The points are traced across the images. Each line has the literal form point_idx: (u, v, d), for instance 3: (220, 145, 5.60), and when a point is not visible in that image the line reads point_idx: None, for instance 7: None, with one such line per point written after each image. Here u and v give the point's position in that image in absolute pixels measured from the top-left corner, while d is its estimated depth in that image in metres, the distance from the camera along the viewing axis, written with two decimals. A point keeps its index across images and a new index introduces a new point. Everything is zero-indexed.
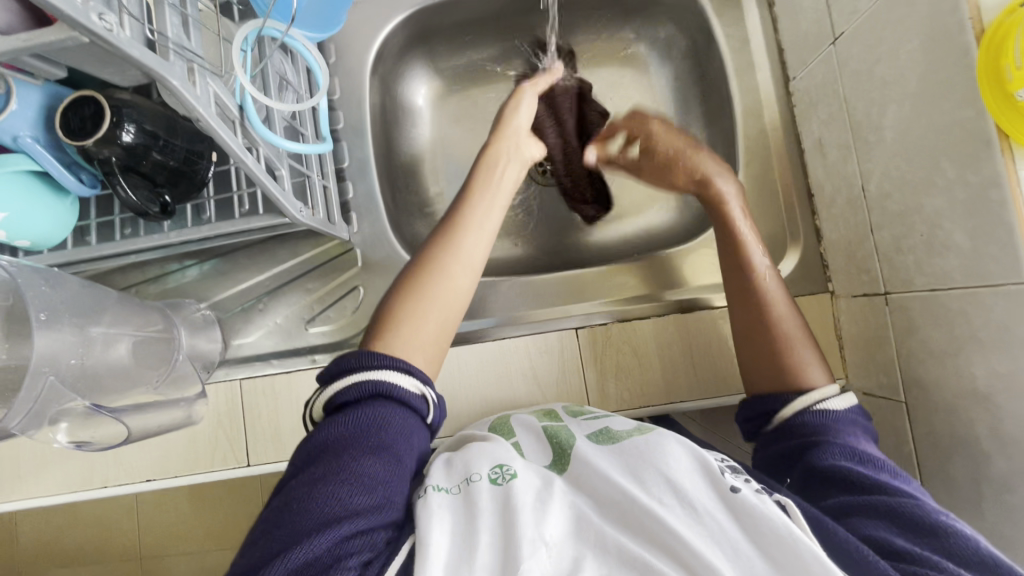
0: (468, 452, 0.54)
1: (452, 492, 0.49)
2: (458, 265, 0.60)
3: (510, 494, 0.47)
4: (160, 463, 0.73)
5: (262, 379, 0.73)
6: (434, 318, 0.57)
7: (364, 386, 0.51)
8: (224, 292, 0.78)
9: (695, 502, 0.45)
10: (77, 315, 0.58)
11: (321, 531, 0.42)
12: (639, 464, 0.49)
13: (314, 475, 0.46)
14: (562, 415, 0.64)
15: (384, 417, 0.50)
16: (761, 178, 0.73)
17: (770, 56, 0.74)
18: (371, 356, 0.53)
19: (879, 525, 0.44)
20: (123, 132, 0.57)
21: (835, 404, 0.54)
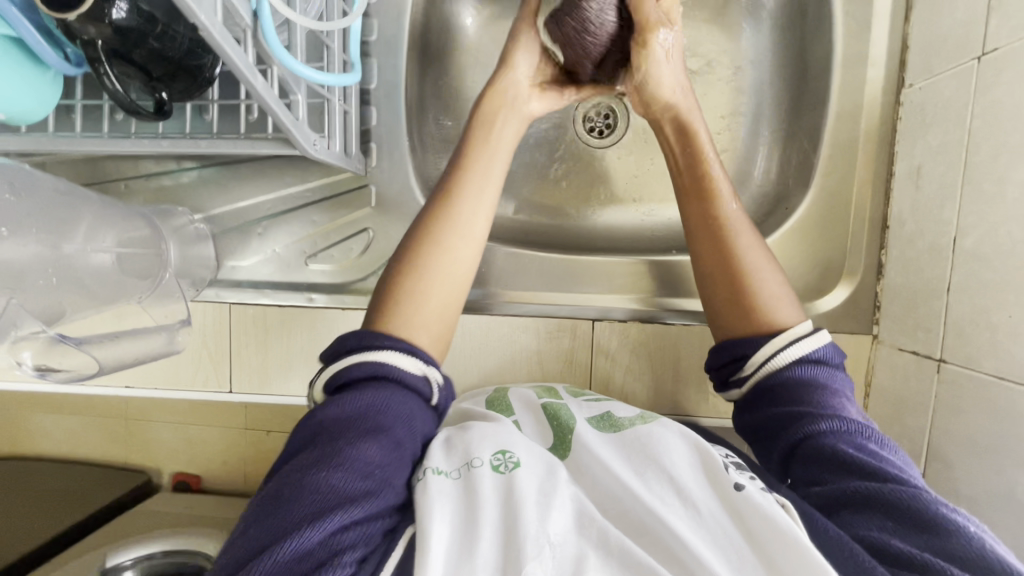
0: (468, 432, 0.49)
1: (452, 476, 0.45)
2: (457, 237, 0.54)
3: (512, 485, 0.43)
4: (141, 373, 0.70)
5: (254, 308, 0.69)
6: (439, 293, 0.52)
7: (364, 366, 0.47)
8: (220, 205, 0.71)
9: (697, 502, 0.43)
10: (46, 224, 0.54)
11: (313, 522, 0.37)
12: (640, 458, 0.47)
13: (309, 459, 0.41)
14: (562, 393, 0.61)
15: (382, 397, 0.45)
16: (837, 195, 0.65)
17: (890, 52, 0.62)
18: (371, 336, 0.48)
19: (872, 525, 0.41)
20: (113, 8, 0.47)
21: (806, 345, 0.51)
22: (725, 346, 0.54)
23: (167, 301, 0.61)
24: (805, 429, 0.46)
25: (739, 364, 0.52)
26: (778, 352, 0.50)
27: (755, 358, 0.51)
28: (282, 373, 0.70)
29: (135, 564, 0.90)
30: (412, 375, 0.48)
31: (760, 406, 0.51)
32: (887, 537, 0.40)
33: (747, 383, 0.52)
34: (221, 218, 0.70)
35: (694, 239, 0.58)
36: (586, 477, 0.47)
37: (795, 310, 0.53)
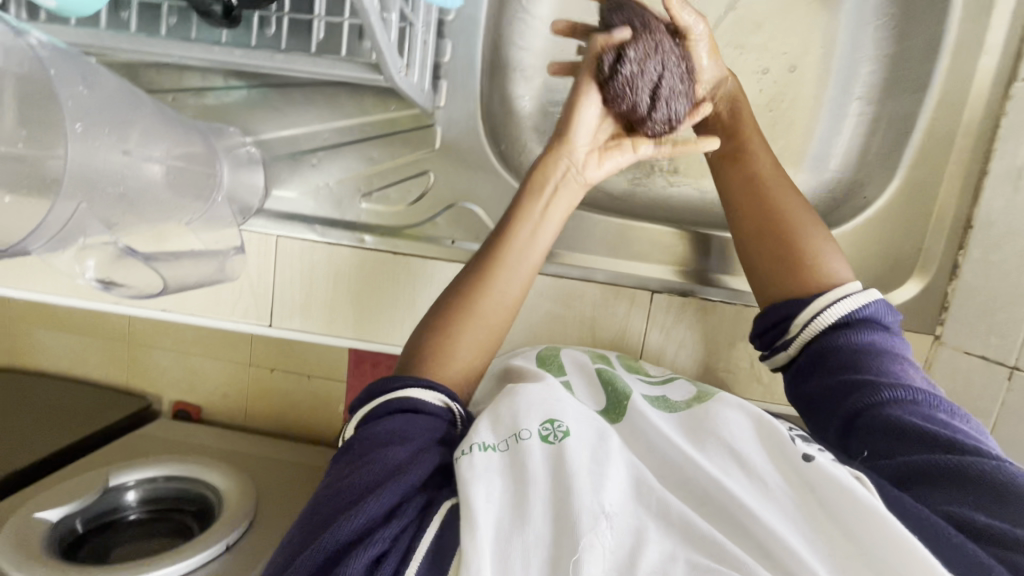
0: (515, 396, 0.47)
1: (499, 449, 0.43)
2: (492, 304, 0.50)
3: (564, 455, 0.41)
4: (178, 298, 0.68)
5: (302, 243, 0.66)
6: (470, 337, 0.49)
7: (381, 404, 0.44)
8: (272, 130, 0.67)
9: (764, 475, 0.41)
10: (113, 126, 0.51)
11: (348, 513, 0.38)
12: (699, 433, 0.46)
13: (341, 467, 0.42)
14: (615, 364, 0.60)
15: (406, 420, 0.43)
16: (924, 188, 0.62)
17: (1006, 40, 0.58)
18: (388, 379, 0.46)
19: (956, 501, 0.39)
20: None
21: (857, 302, 0.49)
22: (769, 308, 0.53)
23: (219, 227, 0.59)
24: (873, 397, 0.45)
25: (790, 325, 0.51)
26: (820, 313, 0.49)
27: (796, 322, 0.50)
28: (324, 313, 0.67)
29: (138, 485, 0.90)
30: (434, 405, 0.44)
31: (811, 374, 0.51)
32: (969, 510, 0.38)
33: (792, 348, 0.52)
34: (272, 145, 0.67)
35: (732, 209, 0.57)
36: (642, 442, 0.47)
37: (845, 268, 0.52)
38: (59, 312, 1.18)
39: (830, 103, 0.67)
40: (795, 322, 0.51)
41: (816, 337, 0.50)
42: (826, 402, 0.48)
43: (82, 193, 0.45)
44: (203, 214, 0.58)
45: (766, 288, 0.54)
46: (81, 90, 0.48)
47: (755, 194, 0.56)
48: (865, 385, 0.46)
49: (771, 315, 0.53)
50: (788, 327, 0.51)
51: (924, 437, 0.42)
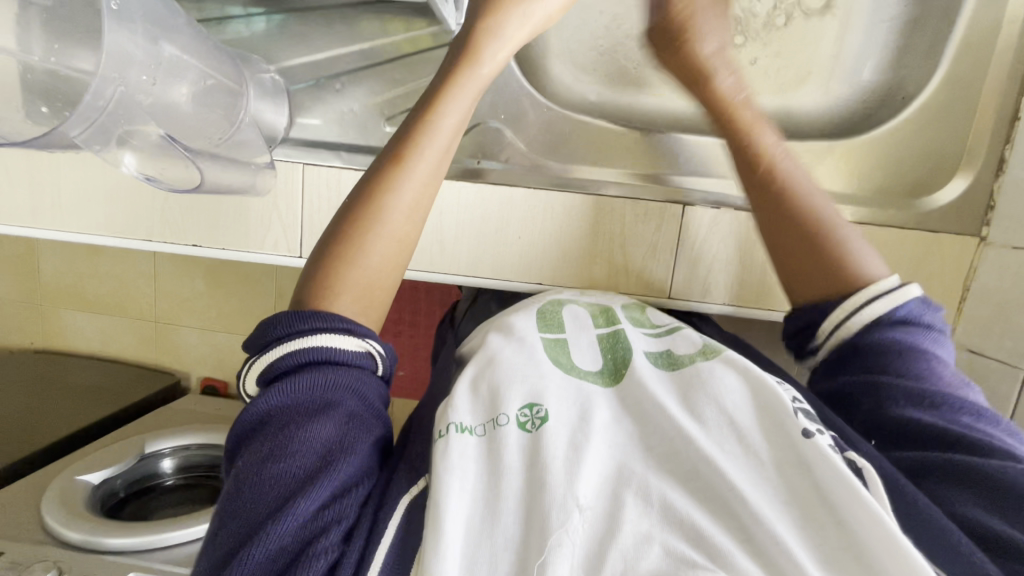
0: (496, 373, 0.45)
1: (477, 433, 0.41)
2: (380, 230, 0.47)
3: (540, 441, 0.39)
4: (208, 231, 0.68)
5: (328, 168, 0.65)
6: (379, 257, 0.46)
7: (303, 353, 0.40)
8: (293, 58, 0.66)
9: (756, 447, 0.38)
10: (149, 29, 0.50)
11: (277, 514, 0.34)
12: (695, 396, 0.43)
13: (261, 453, 0.37)
14: (622, 317, 0.55)
15: (326, 376, 0.40)
16: (965, 80, 0.60)
17: None
18: (295, 319, 0.42)
19: (968, 500, 0.37)
20: None
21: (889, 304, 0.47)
22: (805, 306, 0.51)
23: (244, 151, 0.59)
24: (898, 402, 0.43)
25: (818, 330, 0.50)
26: (850, 317, 0.47)
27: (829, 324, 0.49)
28: None
29: (174, 453, 1.00)
30: (356, 355, 0.42)
31: (852, 363, 0.48)
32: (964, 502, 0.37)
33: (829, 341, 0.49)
34: (294, 73, 0.67)
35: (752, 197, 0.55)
36: (633, 411, 0.43)
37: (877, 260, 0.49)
38: (86, 290, 1.22)
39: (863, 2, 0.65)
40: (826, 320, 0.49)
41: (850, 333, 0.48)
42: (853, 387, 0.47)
43: (115, 76, 0.46)
44: (230, 137, 0.59)
45: (801, 286, 0.52)
46: None
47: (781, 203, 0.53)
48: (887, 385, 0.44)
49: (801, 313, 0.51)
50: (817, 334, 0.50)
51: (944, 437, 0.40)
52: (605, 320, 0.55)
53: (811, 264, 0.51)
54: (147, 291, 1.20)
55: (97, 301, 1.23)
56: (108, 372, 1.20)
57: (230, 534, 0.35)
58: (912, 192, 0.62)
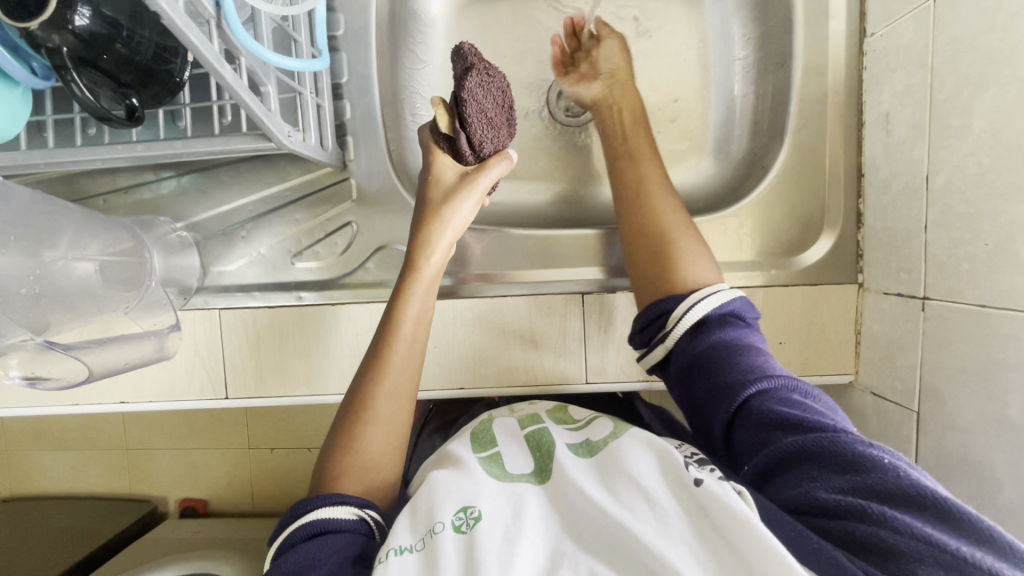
0: (428, 487, 0.43)
1: (416, 550, 0.38)
2: (381, 408, 0.50)
3: (475, 546, 0.37)
4: (135, 387, 0.69)
5: (243, 311, 0.68)
6: (376, 442, 0.49)
7: (299, 533, 0.44)
8: (203, 212, 0.71)
9: (662, 504, 0.38)
10: (28, 236, 0.52)
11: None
12: (608, 476, 0.42)
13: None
14: (545, 418, 0.53)
15: (309, 547, 0.42)
16: (811, 147, 0.65)
17: (850, 4, 0.63)
18: (301, 505, 0.46)
19: (800, 480, 0.39)
20: (76, 16, 0.48)
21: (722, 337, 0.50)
22: (649, 306, 0.56)
23: (155, 310, 0.60)
24: (740, 393, 0.45)
25: (666, 320, 0.54)
26: (687, 311, 0.52)
27: (667, 316, 0.54)
28: (276, 375, 0.69)
29: None
30: (348, 522, 0.44)
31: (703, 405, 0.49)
32: (816, 486, 0.38)
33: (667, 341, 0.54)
34: (203, 225, 0.71)
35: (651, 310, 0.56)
36: (563, 505, 0.41)
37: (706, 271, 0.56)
38: (54, 429, 1.20)
39: (715, 86, 0.72)
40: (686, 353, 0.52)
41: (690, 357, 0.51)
42: (703, 401, 0.49)
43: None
44: (139, 302, 0.60)
45: (642, 285, 0.58)
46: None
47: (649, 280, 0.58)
48: (733, 380, 0.47)
49: (648, 313, 0.56)
50: (663, 324, 0.54)
51: (779, 425, 0.42)
52: (529, 420, 0.53)
53: (653, 258, 0.58)
54: (113, 423, 1.18)
55: (62, 440, 1.20)
56: (82, 509, 1.16)
57: None
58: (787, 250, 0.66)
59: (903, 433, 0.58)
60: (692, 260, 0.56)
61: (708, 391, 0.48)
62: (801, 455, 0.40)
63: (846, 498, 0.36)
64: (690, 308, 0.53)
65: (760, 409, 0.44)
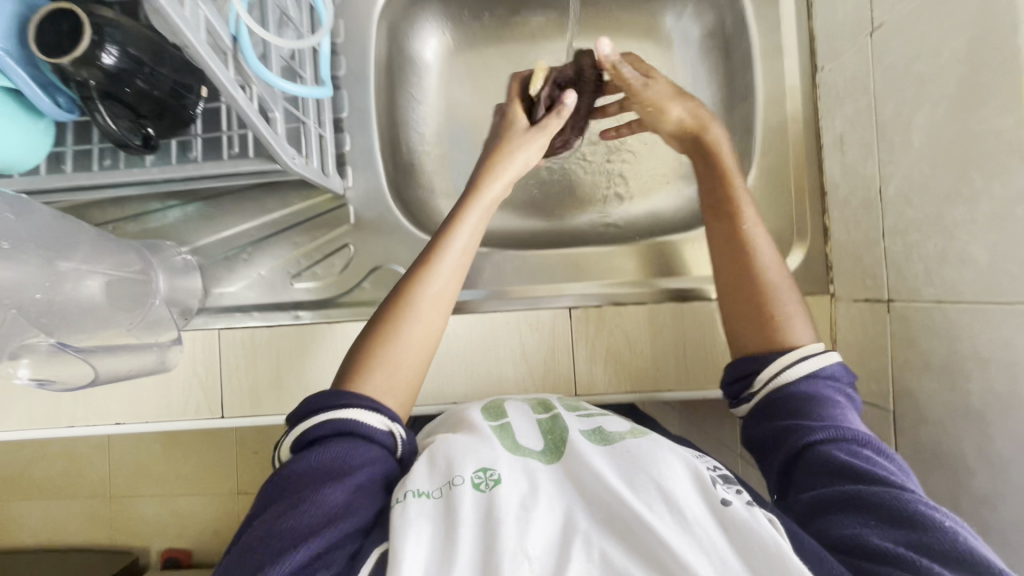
0: (450, 449, 0.48)
1: (433, 497, 0.44)
2: (425, 307, 0.56)
3: (493, 502, 0.42)
4: (131, 408, 0.70)
5: (242, 330, 0.71)
6: (412, 343, 0.54)
7: (330, 425, 0.47)
8: (207, 237, 0.74)
9: (685, 508, 0.40)
10: (44, 248, 0.55)
11: (276, 564, 0.39)
12: (631, 466, 0.44)
13: (274, 512, 0.42)
14: (557, 407, 0.60)
15: (346, 447, 0.46)
16: (776, 169, 0.71)
17: (801, 43, 0.70)
18: (335, 396, 0.49)
19: (854, 523, 0.42)
20: (104, 54, 0.53)
21: (814, 367, 0.52)
22: (743, 357, 0.56)
23: (159, 328, 0.62)
24: (812, 439, 0.47)
25: (756, 380, 0.54)
26: (786, 367, 0.52)
27: (765, 372, 0.53)
28: (272, 393, 0.71)
29: None
30: (379, 431, 0.48)
31: (768, 446, 0.51)
32: (870, 532, 0.41)
33: (759, 395, 0.53)
34: (207, 250, 0.74)
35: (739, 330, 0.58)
36: (569, 477, 0.46)
37: (807, 328, 0.56)
38: (34, 478, 1.18)
39: None
40: (767, 371, 0.53)
41: (782, 388, 0.52)
42: (769, 441, 0.51)
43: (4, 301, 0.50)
44: (143, 320, 0.62)
45: (744, 336, 0.57)
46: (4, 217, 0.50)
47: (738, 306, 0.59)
48: (802, 426, 0.49)
49: (741, 365, 0.55)
50: (753, 381, 0.54)
51: (844, 477, 0.44)
52: (543, 409, 0.59)
53: (752, 310, 0.58)
54: (100, 463, 1.17)
55: (45, 484, 1.18)
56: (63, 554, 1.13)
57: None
58: None
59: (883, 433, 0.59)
60: (793, 317, 0.56)
61: (776, 434, 0.50)
62: (860, 506, 0.42)
63: (896, 547, 0.39)
64: (790, 363, 0.53)
65: (824, 454, 0.46)
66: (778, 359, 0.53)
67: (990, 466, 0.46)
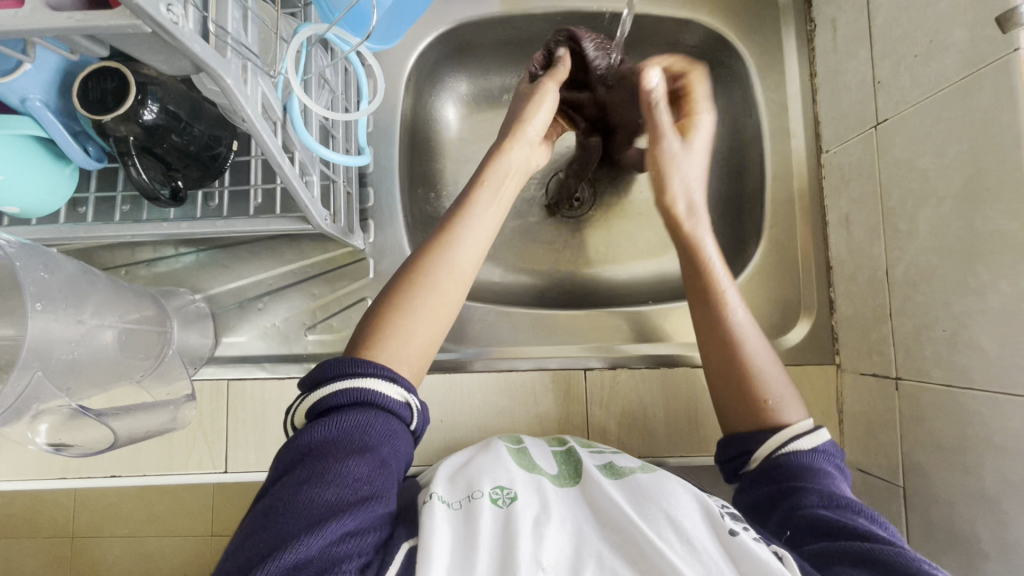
0: (469, 470, 0.54)
1: (453, 505, 0.49)
2: (448, 279, 0.55)
3: (511, 516, 0.47)
4: (129, 460, 0.68)
5: (253, 382, 0.70)
6: (428, 319, 0.54)
7: (350, 393, 0.48)
8: (221, 285, 0.74)
9: (693, 538, 0.46)
10: (69, 299, 0.52)
11: (309, 532, 0.40)
12: (644, 500, 0.50)
13: (299, 477, 0.44)
14: (571, 442, 0.66)
15: (366, 418, 0.47)
16: (784, 241, 0.74)
17: (806, 125, 0.75)
18: (350, 363, 0.49)
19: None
20: (145, 110, 0.54)
21: (805, 442, 0.53)
22: (733, 438, 0.58)
23: (171, 378, 0.61)
24: (808, 499, 0.49)
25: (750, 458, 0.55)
26: (777, 449, 0.54)
27: (760, 452, 0.54)
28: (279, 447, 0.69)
29: None
30: (397, 402, 0.49)
31: (764, 509, 0.52)
32: None
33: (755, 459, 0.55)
34: (220, 298, 0.73)
35: (726, 411, 0.60)
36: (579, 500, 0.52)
37: (798, 407, 0.57)
38: None
39: None
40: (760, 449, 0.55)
41: (767, 456, 0.54)
42: (766, 504, 0.52)
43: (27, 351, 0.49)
44: (154, 369, 0.61)
45: (733, 418, 0.59)
46: (43, 275, 0.49)
47: (730, 388, 0.60)
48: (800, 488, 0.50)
49: (730, 444, 0.58)
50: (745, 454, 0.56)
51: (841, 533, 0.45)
52: (559, 443, 0.66)
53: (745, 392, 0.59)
54: (65, 504, 1.11)
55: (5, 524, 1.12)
56: None
57: (264, 543, 0.40)
58: (770, 333, 0.72)
59: (891, 508, 0.61)
60: (784, 399, 0.57)
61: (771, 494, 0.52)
62: (862, 558, 0.43)
63: None
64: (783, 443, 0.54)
65: (821, 515, 0.47)
66: (773, 436, 0.54)
67: (1006, 552, 0.48)
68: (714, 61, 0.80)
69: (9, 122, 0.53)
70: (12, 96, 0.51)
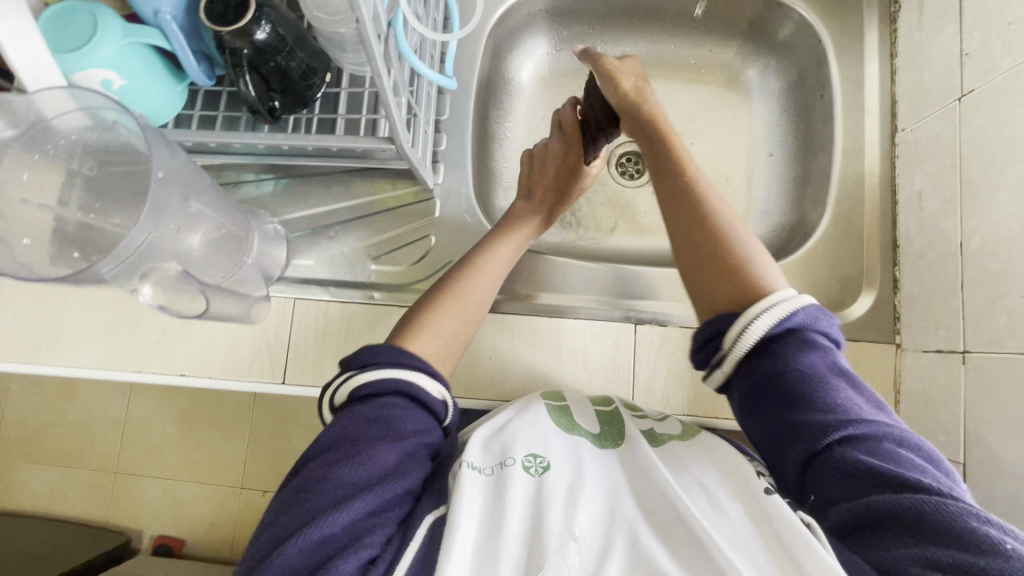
0: (505, 432, 0.56)
1: (485, 472, 0.52)
2: (473, 299, 0.63)
3: (542, 487, 0.50)
4: (198, 363, 0.73)
5: (319, 302, 0.74)
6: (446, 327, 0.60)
7: (387, 381, 0.52)
8: (295, 212, 0.79)
9: (725, 506, 0.49)
10: (183, 186, 0.58)
11: (335, 510, 0.45)
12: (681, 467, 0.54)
13: (329, 457, 0.48)
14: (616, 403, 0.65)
15: (403, 406, 0.52)
16: (849, 217, 0.73)
17: (883, 104, 0.74)
18: (397, 354, 0.54)
19: (894, 543, 0.41)
20: (259, 29, 0.59)
21: (782, 311, 0.50)
22: (721, 317, 0.52)
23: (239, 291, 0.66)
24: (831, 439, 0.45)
25: (721, 338, 0.51)
26: (749, 324, 0.50)
27: (728, 336, 0.50)
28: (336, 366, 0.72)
29: None
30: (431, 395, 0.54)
31: (763, 403, 0.49)
32: (898, 548, 0.40)
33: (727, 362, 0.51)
34: (294, 223, 0.78)
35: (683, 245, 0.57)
36: (630, 466, 0.54)
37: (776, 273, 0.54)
38: (47, 442, 1.18)
39: (760, 166, 0.83)
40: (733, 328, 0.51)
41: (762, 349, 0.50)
42: (775, 432, 0.49)
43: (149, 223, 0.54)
44: (232, 275, 0.65)
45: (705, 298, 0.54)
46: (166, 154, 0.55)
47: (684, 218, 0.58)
48: (812, 422, 0.46)
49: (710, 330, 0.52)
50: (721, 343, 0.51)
51: (876, 478, 0.43)
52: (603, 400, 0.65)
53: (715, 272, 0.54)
54: (113, 438, 1.17)
55: (55, 452, 1.18)
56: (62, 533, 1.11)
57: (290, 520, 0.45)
58: (830, 306, 0.69)
59: None
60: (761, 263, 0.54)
61: (760, 386, 0.50)
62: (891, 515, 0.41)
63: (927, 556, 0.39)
64: (749, 325, 0.50)
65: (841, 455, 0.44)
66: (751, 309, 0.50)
67: None
68: (789, 41, 0.81)
69: (142, 31, 0.58)
70: (148, 7, 0.57)
